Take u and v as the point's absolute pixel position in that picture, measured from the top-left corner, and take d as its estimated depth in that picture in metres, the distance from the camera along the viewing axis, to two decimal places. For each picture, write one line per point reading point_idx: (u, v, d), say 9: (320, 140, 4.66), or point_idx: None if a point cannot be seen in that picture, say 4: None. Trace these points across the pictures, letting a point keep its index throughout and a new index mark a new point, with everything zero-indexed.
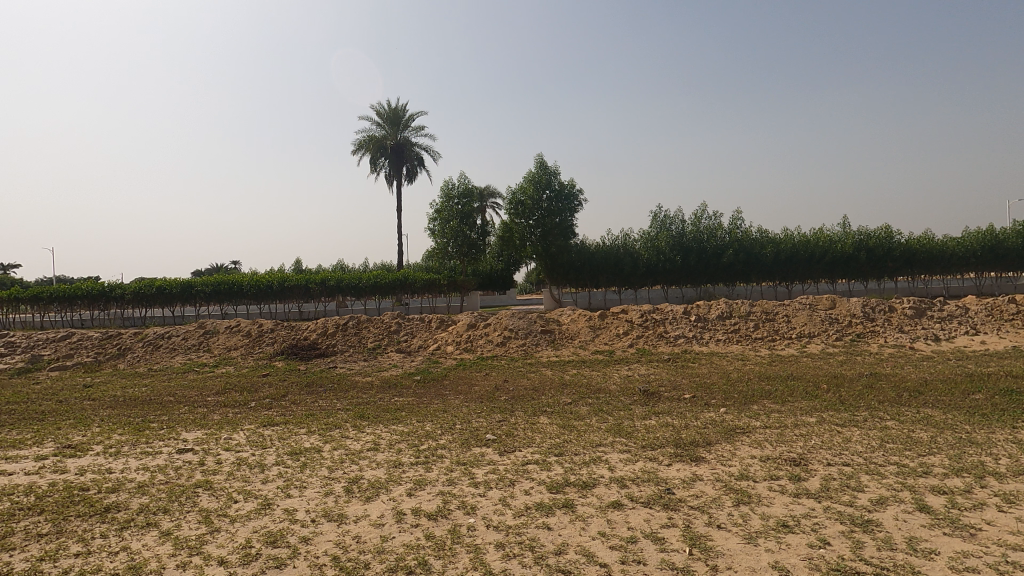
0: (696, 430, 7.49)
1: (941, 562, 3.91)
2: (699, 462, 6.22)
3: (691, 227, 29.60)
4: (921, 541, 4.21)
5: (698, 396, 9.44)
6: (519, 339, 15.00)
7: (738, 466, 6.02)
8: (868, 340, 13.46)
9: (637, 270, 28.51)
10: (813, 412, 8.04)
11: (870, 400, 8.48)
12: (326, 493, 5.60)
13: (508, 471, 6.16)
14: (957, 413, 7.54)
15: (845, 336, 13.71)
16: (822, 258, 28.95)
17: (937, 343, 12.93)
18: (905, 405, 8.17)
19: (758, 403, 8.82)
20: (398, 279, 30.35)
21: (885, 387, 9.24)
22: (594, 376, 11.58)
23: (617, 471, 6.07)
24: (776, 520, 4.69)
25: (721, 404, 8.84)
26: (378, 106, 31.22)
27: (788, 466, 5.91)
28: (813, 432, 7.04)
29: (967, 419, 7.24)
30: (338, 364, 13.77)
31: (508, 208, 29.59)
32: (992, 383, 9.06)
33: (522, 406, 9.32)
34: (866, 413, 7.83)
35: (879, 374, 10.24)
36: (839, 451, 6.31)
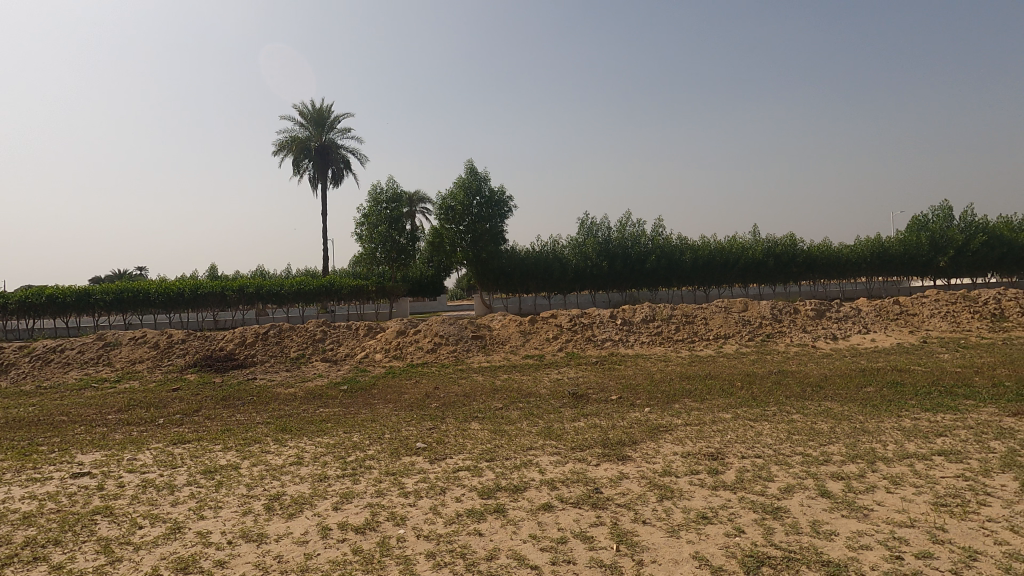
0: (623, 430, 7.72)
1: (840, 542, 4.26)
2: (625, 461, 6.44)
3: (616, 234, 30.35)
4: (823, 524, 4.57)
5: (625, 397, 9.79)
6: (450, 345, 14.89)
7: (661, 463, 6.29)
8: (777, 339, 14.49)
9: (565, 276, 29.08)
10: (729, 409, 8.53)
11: (778, 395, 9.12)
12: (244, 512, 5.29)
13: (439, 479, 6.09)
14: (852, 405, 8.28)
15: (756, 336, 14.69)
16: (735, 264, 30.89)
17: (835, 342, 14.13)
18: (809, 398, 8.88)
19: (679, 401, 9.25)
20: (323, 285, 29.30)
21: (791, 383, 9.98)
22: (525, 381, 11.68)
23: (547, 474, 6.16)
24: (696, 512, 4.92)
25: (646, 404, 9.21)
26: (302, 106, 30.00)
27: (706, 461, 6.25)
28: (728, 428, 7.49)
29: (861, 410, 7.96)
30: (258, 375, 13.06)
31: (437, 213, 29.34)
32: (881, 377, 10.01)
33: (454, 413, 9.25)
34: (776, 408, 8.39)
35: (786, 372, 11.02)
36: (752, 444, 6.74)
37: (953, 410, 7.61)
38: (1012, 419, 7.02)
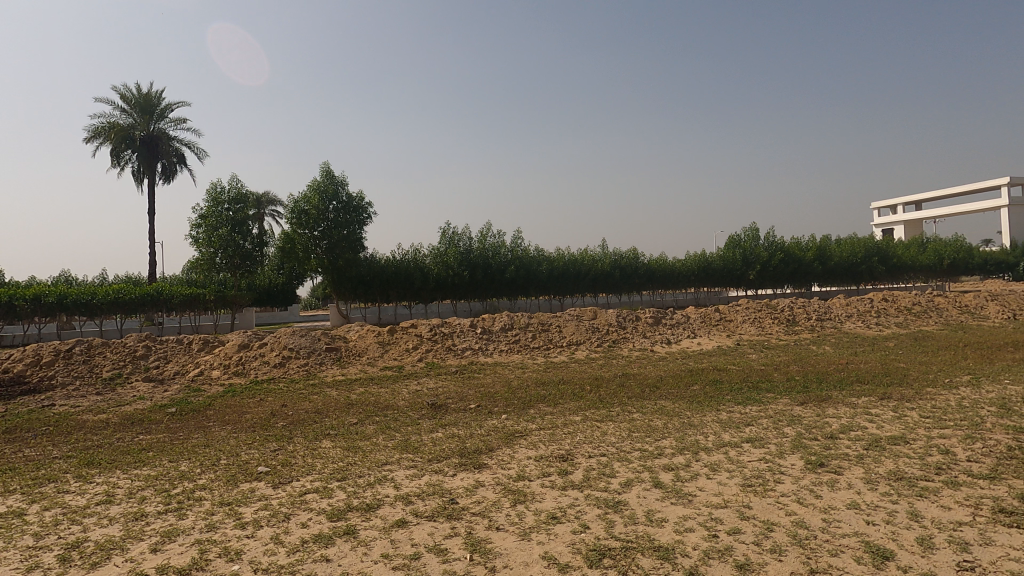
0: (480, 438, 7.81)
1: (669, 527, 4.72)
2: (481, 469, 6.51)
3: (477, 244, 30.85)
4: (655, 512, 5.03)
5: (483, 405, 9.93)
6: (301, 358, 13.91)
7: (516, 468, 6.46)
8: (621, 344, 15.77)
9: (426, 285, 28.83)
10: (579, 411, 9.06)
11: (622, 396, 9.90)
12: (29, 568, 4.38)
13: (283, 504, 5.62)
14: (682, 402, 9.26)
15: (604, 342, 15.84)
16: (586, 275, 33.13)
17: (669, 346, 15.76)
18: (647, 398, 9.76)
19: (534, 407, 9.61)
20: (149, 294, 25.70)
21: (632, 384, 10.90)
22: (382, 394, 11.30)
23: (403, 488, 5.99)
24: (546, 514, 5.12)
25: (503, 411, 9.43)
26: (125, 89, 26.20)
27: (557, 463, 6.56)
28: (578, 429, 7.95)
29: (689, 406, 8.94)
30: (57, 401, 11.00)
31: (288, 217, 27.39)
32: (704, 376, 11.36)
33: (303, 431, 8.63)
34: (619, 408, 9.10)
35: (628, 374, 12.02)
36: (598, 443, 7.22)
37: (758, 403, 8.87)
38: (800, 407, 8.39)
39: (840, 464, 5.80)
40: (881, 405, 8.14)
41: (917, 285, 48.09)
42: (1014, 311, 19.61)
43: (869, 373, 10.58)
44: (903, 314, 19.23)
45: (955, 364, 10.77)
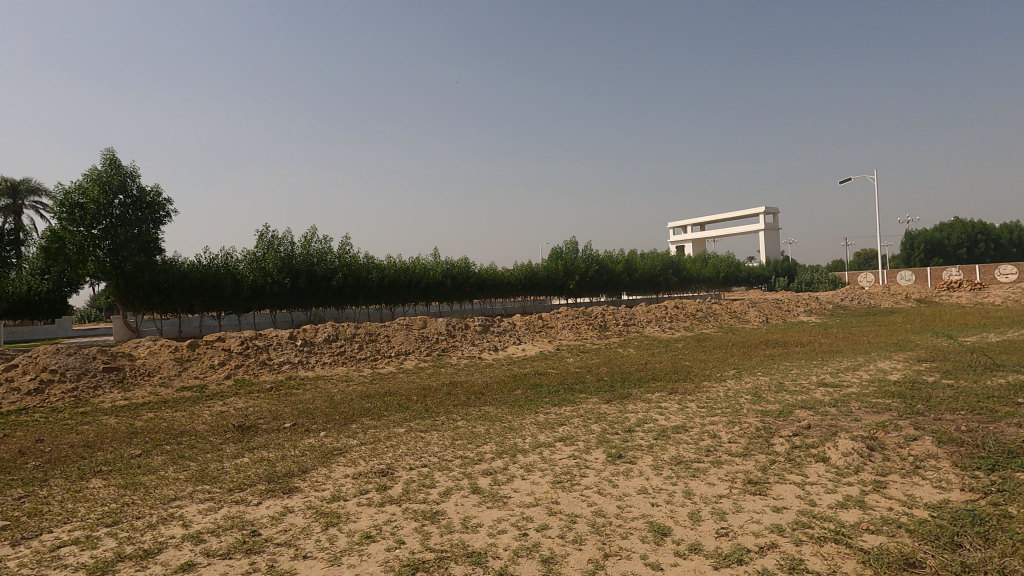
0: (293, 460, 7.20)
1: (483, 531, 4.81)
2: (292, 493, 6.01)
3: (300, 249, 28.66)
4: (471, 518, 5.10)
5: (300, 423, 9.21)
6: (68, 381, 11.53)
7: (331, 489, 6.08)
8: (450, 353, 15.91)
9: (239, 294, 25.89)
10: (403, 423, 8.87)
11: (447, 405, 9.95)
12: None
13: (24, 565, 4.54)
14: (504, 407, 9.60)
15: (433, 351, 15.83)
16: (418, 283, 32.74)
17: (496, 352, 16.33)
18: (472, 405, 9.93)
19: (356, 421, 9.19)
20: None
21: (459, 392, 11.03)
22: (178, 418, 9.86)
23: (193, 526, 5.26)
24: (360, 534, 4.89)
25: (322, 428, 8.84)
26: None
27: (376, 478, 6.32)
28: (400, 441, 7.77)
29: (510, 410, 9.31)
30: None
31: (55, 211, 22.77)
32: (526, 381, 11.94)
33: (64, 471, 7.12)
34: (444, 417, 9.12)
35: (456, 382, 12.14)
36: (420, 455, 7.13)
37: (572, 403, 9.59)
38: (606, 405, 9.26)
39: (634, 454, 6.51)
40: (669, 399, 9.36)
41: (701, 294, 56.61)
42: (766, 316, 24.15)
43: (662, 371, 12.11)
44: (690, 319, 22.46)
45: (725, 361, 12.85)
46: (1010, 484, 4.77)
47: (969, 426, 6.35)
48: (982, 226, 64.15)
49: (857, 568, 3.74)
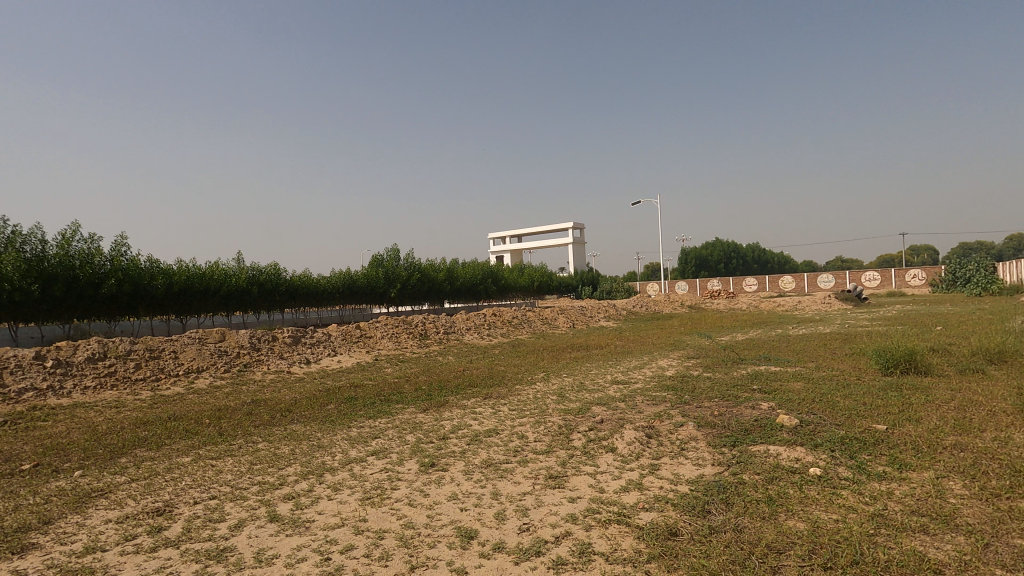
0: (30, 510, 5.79)
1: (279, 563, 4.40)
2: (25, 553, 4.82)
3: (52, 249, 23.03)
4: (266, 550, 4.63)
5: (45, 463, 7.46)
6: None
7: (83, 540, 5.02)
8: (253, 368, 14.38)
9: None
10: (190, 451, 7.74)
11: (246, 426, 8.94)
12: None
13: None
14: (313, 424, 8.95)
15: (233, 367, 14.15)
16: None
17: (308, 365, 15.20)
18: (276, 424, 9.07)
19: (127, 454, 7.75)
20: None
21: (262, 411, 9.99)
22: None
23: None
24: None
25: (77, 466, 7.28)
26: None
27: (148, 520, 5.39)
28: (184, 473, 6.75)
29: (320, 427, 8.71)
30: None
31: None
32: (340, 394, 11.31)
33: None
34: (242, 440, 8.18)
35: (259, 401, 11.00)
36: (207, 486, 6.28)
37: (387, 414, 9.34)
38: (422, 414, 9.21)
39: (447, 461, 6.57)
40: (483, 404, 9.67)
41: (519, 303, 59.68)
42: (573, 322, 26.48)
43: (479, 377, 12.48)
44: (506, 326, 23.59)
45: (536, 365, 13.73)
46: (744, 457, 5.88)
47: (719, 411, 7.68)
48: (734, 246, 78.88)
49: (633, 544, 4.25)
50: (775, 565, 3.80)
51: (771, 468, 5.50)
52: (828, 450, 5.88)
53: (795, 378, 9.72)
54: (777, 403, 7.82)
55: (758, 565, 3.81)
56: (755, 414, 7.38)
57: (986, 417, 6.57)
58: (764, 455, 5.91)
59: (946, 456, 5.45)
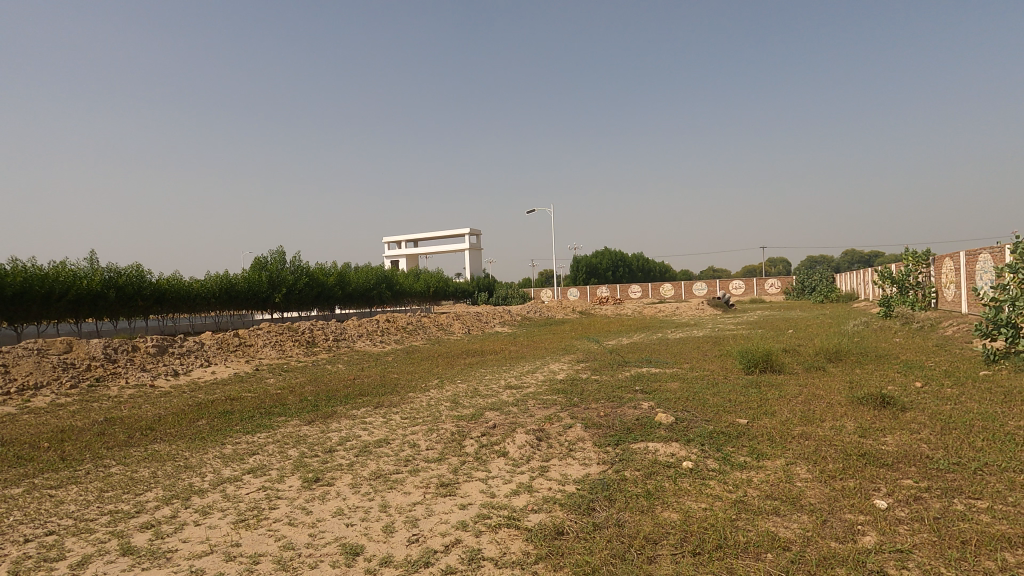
0: None
1: None
2: None
3: None
4: None
5: None
6: None
7: None
8: (108, 382, 12.71)
9: None
10: (20, 481, 6.64)
11: (96, 449, 7.86)
12: None
13: None
14: (180, 442, 8.09)
15: (81, 382, 12.39)
16: None
17: (176, 378, 13.73)
18: (135, 445, 8.08)
19: None
20: None
21: (117, 431, 8.85)
22: None
23: None
24: None
25: None
26: None
27: None
28: (12, 507, 5.78)
29: (188, 445, 7.89)
30: None
31: None
32: (213, 409, 10.33)
33: None
34: (90, 465, 7.18)
35: (115, 419, 9.74)
36: (43, 520, 5.42)
37: (267, 429, 8.69)
38: (307, 427, 8.69)
39: (332, 475, 6.25)
40: (374, 413, 9.34)
41: (415, 309, 58.35)
42: (468, 328, 26.51)
43: (370, 386, 12.04)
44: (400, 333, 23.06)
45: (430, 372, 13.55)
46: (626, 454, 6.22)
47: (605, 412, 8.08)
48: (620, 255, 83.75)
49: (521, 546, 4.32)
50: (651, 556, 4.05)
51: (650, 463, 5.87)
52: (699, 444, 6.40)
53: (672, 378, 10.49)
54: (656, 402, 8.39)
55: (636, 556, 4.03)
56: (636, 413, 7.85)
57: (825, 409, 7.55)
58: (644, 451, 6.30)
59: (794, 444, 6.17)
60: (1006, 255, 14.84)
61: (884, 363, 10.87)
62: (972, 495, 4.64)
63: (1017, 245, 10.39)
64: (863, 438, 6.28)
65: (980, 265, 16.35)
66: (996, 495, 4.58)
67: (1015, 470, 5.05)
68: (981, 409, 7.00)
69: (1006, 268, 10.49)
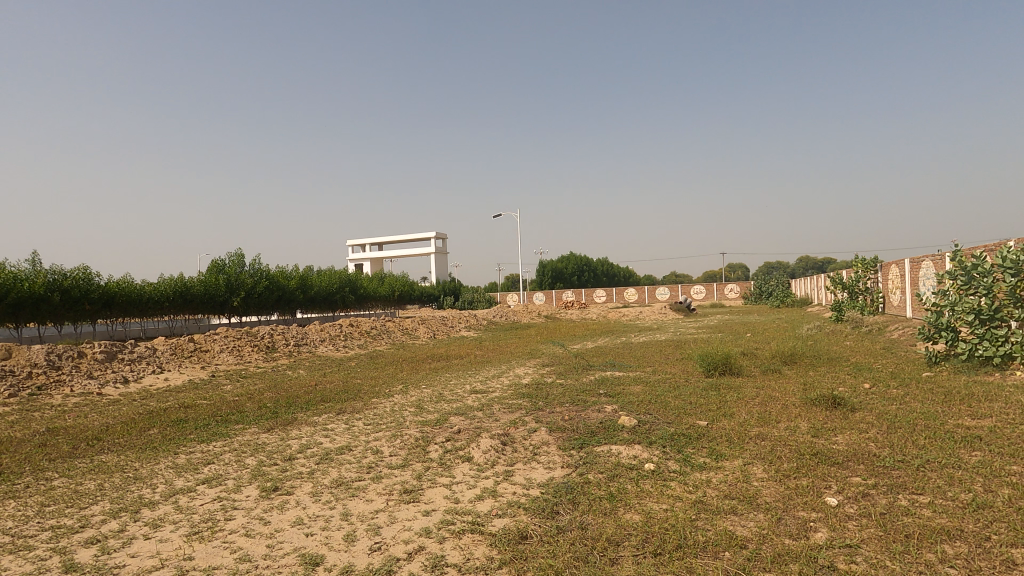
0: None
1: None
2: None
3: None
4: None
5: None
6: None
7: None
8: (51, 391, 12.05)
9: None
10: None
11: (37, 461, 7.45)
12: None
13: None
14: (129, 453, 7.74)
15: (22, 391, 11.72)
16: None
17: (125, 385, 13.12)
18: (80, 456, 7.68)
19: None
20: None
21: (59, 442, 8.39)
22: None
23: None
24: None
25: None
26: None
27: None
28: None
29: (138, 456, 7.56)
30: None
31: None
32: (166, 417, 9.94)
33: None
34: (30, 478, 6.79)
35: (58, 429, 9.25)
36: None
37: (223, 437, 8.41)
38: (265, 435, 8.45)
39: (292, 484, 6.10)
40: (336, 420, 9.16)
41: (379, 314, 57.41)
42: (433, 332, 26.30)
43: (332, 392, 11.79)
44: (364, 337, 22.67)
45: (394, 377, 13.36)
46: (590, 457, 6.28)
47: (570, 416, 8.14)
48: (585, 260, 84.66)
49: (485, 551, 4.30)
50: (613, 557, 4.10)
51: (613, 466, 5.95)
52: (660, 446, 6.52)
53: (635, 382, 10.63)
54: (620, 406, 8.51)
55: (599, 559, 4.07)
56: (600, 417, 7.93)
57: (780, 410, 7.81)
58: (607, 454, 6.37)
59: (751, 445, 6.36)
60: (946, 262, 15.68)
61: (836, 366, 11.31)
62: (915, 491, 4.88)
63: (956, 253, 10.99)
64: (816, 438, 6.52)
65: (923, 272, 17.21)
66: (937, 490, 4.82)
67: (954, 466, 5.33)
68: (924, 409, 7.37)
69: (944, 274, 11.12)
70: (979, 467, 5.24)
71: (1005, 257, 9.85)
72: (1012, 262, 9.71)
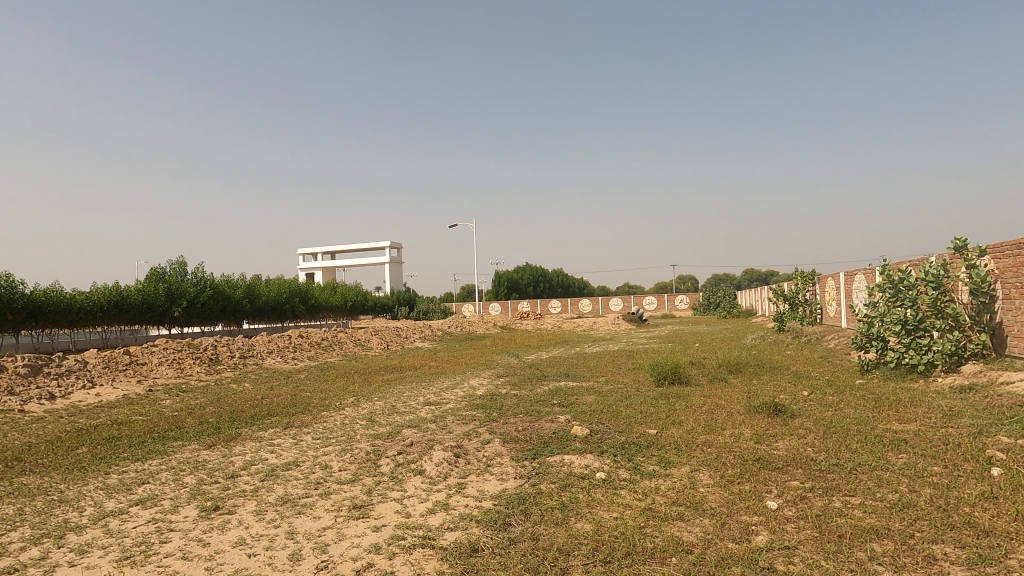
0: None
1: None
2: None
3: None
4: None
5: None
6: None
7: None
8: None
9: None
10: None
11: None
12: None
13: None
14: (54, 474, 7.21)
15: None
16: None
17: (51, 402, 12.22)
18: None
19: None
20: None
21: None
22: None
23: None
24: None
25: None
26: None
27: None
28: None
29: (64, 477, 7.05)
30: None
31: None
32: (97, 435, 9.33)
33: None
34: None
35: None
36: None
37: (160, 455, 7.96)
38: (206, 452, 8.06)
39: (234, 502, 5.84)
40: (282, 435, 8.84)
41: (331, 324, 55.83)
42: (387, 343, 25.84)
43: (279, 405, 11.38)
44: (314, 349, 22.05)
45: (346, 389, 13.04)
46: (542, 468, 6.31)
47: (523, 427, 8.14)
48: (540, 270, 85.26)
49: (436, 566, 4.25)
50: (564, 567, 4.13)
51: (565, 476, 6.00)
52: (611, 455, 6.63)
53: (587, 392, 10.76)
54: (572, 416, 8.60)
55: (550, 569, 4.10)
56: (553, 427, 7.98)
57: (726, 418, 8.08)
58: (559, 464, 6.42)
59: (698, 452, 6.54)
60: (876, 276, 16.72)
61: (777, 374, 11.84)
62: (848, 493, 5.15)
63: (884, 267, 11.73)
64: (758, 444, 6.78)
65: (856, 285, 18.25)
66: (867, 492, 5.11)
67: (882, 468, 5.67)
68: (857, 415, 7.79)
69: (875, 287, 11.85)
70: (905, 468, 5.59)
71: (928, 272, 10.69)
72: (933, 276, 10.56)
